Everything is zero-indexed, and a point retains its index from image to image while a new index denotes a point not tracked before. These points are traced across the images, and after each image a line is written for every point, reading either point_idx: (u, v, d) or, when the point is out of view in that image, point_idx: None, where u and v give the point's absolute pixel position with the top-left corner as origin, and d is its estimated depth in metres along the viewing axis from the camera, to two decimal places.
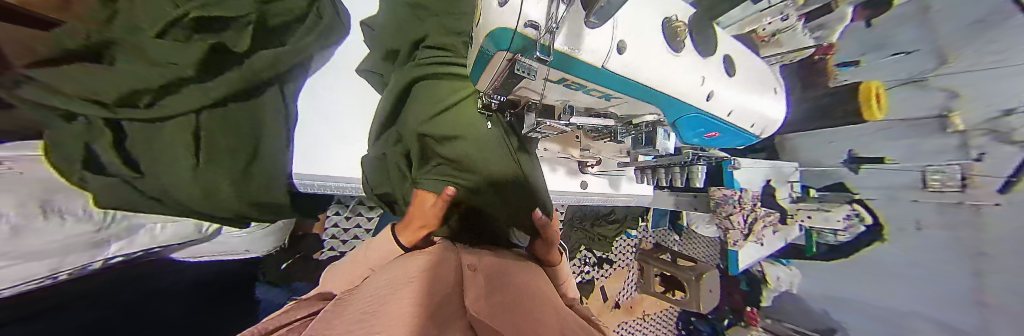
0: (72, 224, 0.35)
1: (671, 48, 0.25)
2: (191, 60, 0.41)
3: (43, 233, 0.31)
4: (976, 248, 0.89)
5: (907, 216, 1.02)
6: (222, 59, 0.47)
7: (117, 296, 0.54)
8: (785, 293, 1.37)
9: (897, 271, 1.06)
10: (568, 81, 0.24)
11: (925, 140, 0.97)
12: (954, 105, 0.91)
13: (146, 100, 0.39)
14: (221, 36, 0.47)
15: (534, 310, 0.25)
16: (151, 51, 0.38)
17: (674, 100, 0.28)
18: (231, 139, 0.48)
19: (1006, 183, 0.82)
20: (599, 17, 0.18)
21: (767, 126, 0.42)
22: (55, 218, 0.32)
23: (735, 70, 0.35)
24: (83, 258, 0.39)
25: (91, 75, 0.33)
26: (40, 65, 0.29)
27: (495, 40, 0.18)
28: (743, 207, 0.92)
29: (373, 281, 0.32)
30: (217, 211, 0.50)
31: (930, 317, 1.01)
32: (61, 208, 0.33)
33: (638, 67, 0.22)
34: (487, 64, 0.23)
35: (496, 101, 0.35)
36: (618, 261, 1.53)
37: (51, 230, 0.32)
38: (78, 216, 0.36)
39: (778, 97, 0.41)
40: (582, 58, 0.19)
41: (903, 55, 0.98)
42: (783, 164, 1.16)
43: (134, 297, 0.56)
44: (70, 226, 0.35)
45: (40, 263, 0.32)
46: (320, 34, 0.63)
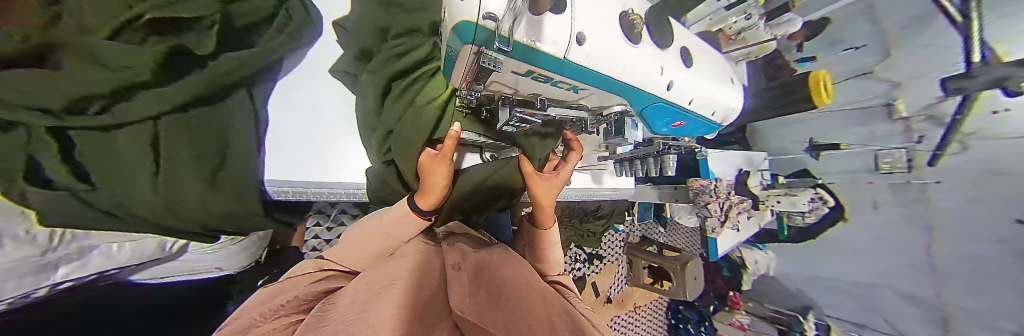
0: (12, 246, 0.34)
1: (629, 41, 0.27)
2: (149, 63, 0.38)
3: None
4: (923, 222, 0.99)
5: (865, 195, 1.13)
6: (182, 61, 0.44)
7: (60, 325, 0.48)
8: (765, 276, 1.49)
9: (853, 249, 1.19)
10: (535, 74, 0.25)
11: (878, 126, 1.06)
12: (896, 94, 1.00)
13: (98, 104, 0.36)
14: (181, 37, 0.43)
15: (524, 305, 0.25)
16: (102, 56, 0.33)
17: (637, 90, 0.30)
18: (190, 145, 0.45)
19: (934, 156, 0.95)
20: None
21: (727, 115, 0.45)
22: None
23: (694, 62, 0.38)
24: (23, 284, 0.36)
25: (48, 79, 0.30)
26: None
27: (459, 34, 0.18)
28: (719, 196, 0.97)
29: (358, 285, 0.31)
30: (181, 224, 0.48)
31: (889, 287, 1.11)
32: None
33: (598, 58, 0.24)
34: (456, 60, 0.24)
35: (472, 98, 0.35)
36: (607, 256, 1.56)
37: None
38: (16, 238, 0.35)
39: (734, 87, 0.44)
40: (543, 49, 0.20)
41: (853, 51, 1.06)
42: (753, 154, 1.25)
43: (85, 318, 0.52)
44: (10, 249, 0.34)
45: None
46: (293, 35, 0.60)
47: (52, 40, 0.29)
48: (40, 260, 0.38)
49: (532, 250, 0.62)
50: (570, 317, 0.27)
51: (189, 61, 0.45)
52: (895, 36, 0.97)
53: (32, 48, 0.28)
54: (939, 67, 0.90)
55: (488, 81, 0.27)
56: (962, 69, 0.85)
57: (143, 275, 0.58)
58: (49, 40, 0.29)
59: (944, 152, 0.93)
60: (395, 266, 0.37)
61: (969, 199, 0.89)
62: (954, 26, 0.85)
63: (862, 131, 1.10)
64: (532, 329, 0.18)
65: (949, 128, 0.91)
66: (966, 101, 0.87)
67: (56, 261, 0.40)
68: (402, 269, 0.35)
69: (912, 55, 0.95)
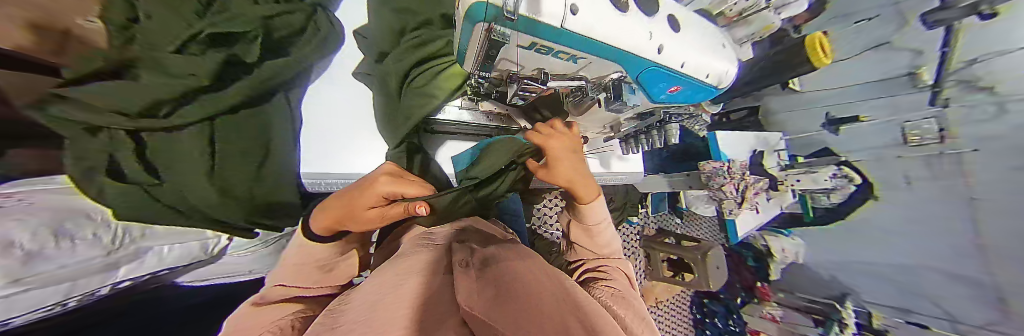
0: (81, 248, 0.38)
1: (617, 9, 0.29)
2: (207, 70, 0.44)
3: (58, 257, 0.34)
4: (962, 193, 0.95)
5: (895, 172, 1.09)
6: (232, 69, 0.50)
7: (109, 324, 0.53)
8: (792, 264, 1.41)
9: (890, 229, 1.12)
10: (538, 45, 0.28)
11: (903, 96, 1.03)
12: (920, 62, 0.98)
13: (163, 110, 0.42)
14: (232, 49, 0.50)
15: (523, 285, 0.26)
16: (170, 66, 0.40)
17: (632, 55, 0.33)
18: (241, 140, 0.51)
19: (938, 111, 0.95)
20: None
21: (724, 78, 0.46)
22: (67, 243, 0.35)
23: (682, 25, 0.40)
24: (99, 282, 0.42)
25: (114, 90, 0.35)
26: (70, 82, 0.31)
27: (473, 13, 0.22)
28: (733, 177, 0.96)
29: (373, 283, 0.35)
30: (231, 217, 0.54)
31: (937, 271, 1.04)
32: (70, 235, 0.36)
33: (593, 25, 0.26)
34: (468, 43, 0.27)
35: (482, 81, 0.38)
36: (623, 250, 1.54)
37: (60, 252, 0.35)
38: (87, 241, 0.39)
39: (726, 52, 0.46)
40: (543, 21, 0.23)
41: (867, 21, 1.06)
42: (767, 134, 1.22)
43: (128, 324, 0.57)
44: (80, 250, 0.38)
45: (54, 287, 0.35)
46: (319, 46, 0.66)
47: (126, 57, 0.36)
48: (107, 259, 0.42)
49: (577, 224, 0.54)
50: (577, 304, 0.26)
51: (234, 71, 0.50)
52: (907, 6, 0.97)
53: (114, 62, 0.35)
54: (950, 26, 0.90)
55: (496, 59, 0.30)
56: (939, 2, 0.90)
57: (187, 277, 0.64)
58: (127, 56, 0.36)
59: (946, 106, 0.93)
60: (407, 266, 0.38)
61: (1020, 165, 0.82)
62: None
63: (885, 102, 1.08)
64: (526, 313, 0.18)
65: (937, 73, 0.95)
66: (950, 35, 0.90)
67: (119, 261, 0.44)
68: (412, 270, 0.36)
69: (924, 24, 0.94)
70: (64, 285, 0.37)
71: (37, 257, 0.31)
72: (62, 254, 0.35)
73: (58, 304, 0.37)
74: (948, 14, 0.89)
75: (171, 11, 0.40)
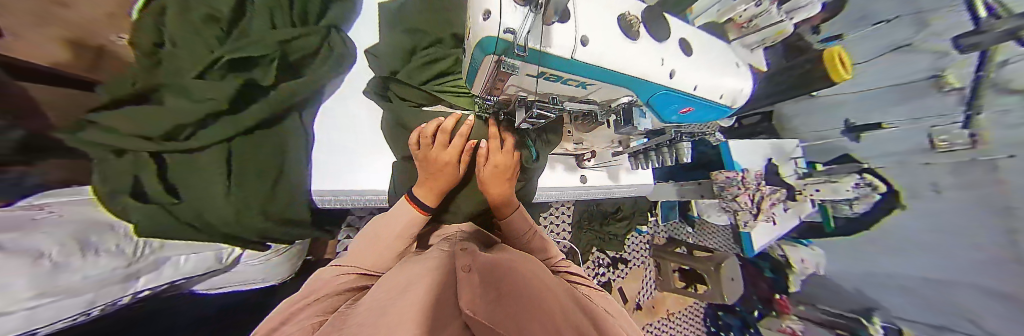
0: (102, 259, 0.38)
1: (628, 38, 0.29)
2: (226, 93, 0.46)
3: (92, 264, 0.36)
4: (1000, 204, 0.85)
5: (923, 179, 1.02)
6: (252, 91, 0.52)
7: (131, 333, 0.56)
8: (813, 276, 1.35)
9: (920, 239, 1.05)
10: (546, 74, 0.27)
11: (930, 101, 0.97)
12: (945, 65, 0.91)
13: (186, 131, 0.46)
14: (248, 73, 0.53)
15: (539, 300, 0.23)
16: (192, 89, 0.44)
17: (643, 81, 0.32)
18: (259, 160, 0.53)
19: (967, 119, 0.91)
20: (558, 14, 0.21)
21: (738, 97, 0.44)
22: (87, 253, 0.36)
23: (693, 50, 0.39)
24: (120, 291, 0.41)
25: (140, 117, 0.41)
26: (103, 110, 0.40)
27: (483, 47, 0.22)
28: (748, 188, 0.92)
29: (376, 293, 0.33)
30: (247, 235, 0.54)
31: (969, 284, 0.96)
32: (93, 247, 0.38)
33: (603, 55, 0.26)
34: (478, 70, 0.27)
35: (490, 102, 0.39)
36: (632, 260, 1.50)
37: (86, 265, 0.35)
38: (106, 253, 0.39)
39: (741, 71, 0.44)
40: (553, 52, 0.23)
41: (884, 24, 1.01)
42: (782, 141, 1.18)
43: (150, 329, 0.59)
44: (100, 261, 0.38)
45: (78, 297, 0.34)
46: (335, 64, 0.65)
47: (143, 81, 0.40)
48: (126, 270, 0.41)
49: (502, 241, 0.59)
50: (594, 324, 0.22)
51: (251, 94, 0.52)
52: (928, 7, 0.91)
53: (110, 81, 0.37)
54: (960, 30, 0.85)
55: (505, 85, 0.30)
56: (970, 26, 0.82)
57: (202, 286, 0.65)
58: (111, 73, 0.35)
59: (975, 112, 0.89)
60: (412, 273, 0.37)
61: None
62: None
63: (913, 107, 1.01)
64: (542, 322, 0.15)
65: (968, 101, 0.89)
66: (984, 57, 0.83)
67: (138, 271, 0.44)
68: (415, 276, 0.34)
69: (946, 23, 0.88)
70: (91, 295, 0.35)
71: (68, 268, 0.33)
72: (94, 262, 0.37)
73: (83, 313, 0.36)
74: (982, 39, 0.79)
75: (195, 37, 0.47)
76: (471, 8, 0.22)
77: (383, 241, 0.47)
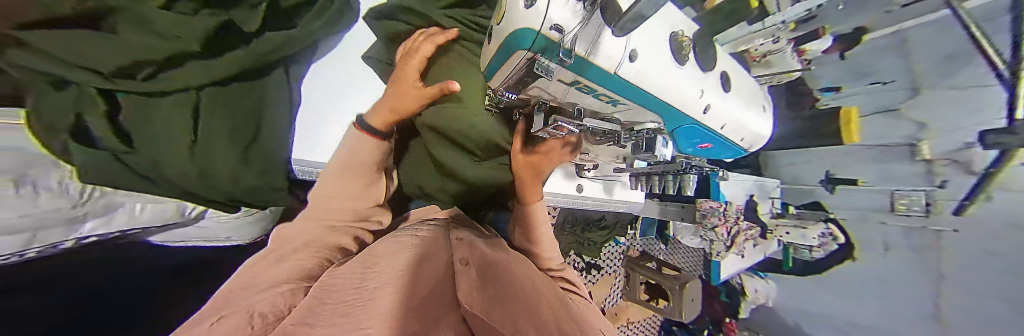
0: (43, 198, 0.34)
1: (676, 61, 0.29)
2: (200, 33, 0.40)
3: (19, 206, 0.31)
4: (936, 270, 0.96)
5: (878, 236, 1.09)
6: (225, 34, 0.44)
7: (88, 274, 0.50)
8: (763, 306, 1.45)
9: (857, 287, 1.15)
10: (581, 84, 0.26)
11: (898, 166, 1.03)
12: (923, 135, 0.98)
13: (144, 71, 0.36)
14: (229, 13, 0.46)
15: (530, 308, 0.23)
16: (156, 23, 0.34)
17: (676, 109, 0.32)
18: (225, 119, 0.47)
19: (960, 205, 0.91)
20: (627, 21, 0.20)
21: (755, 141, 0.48)
22: (27, 193, 0.31)
23: (731, 86, 0.40)
24: (62, 234, 0.39)
25: (95, 41, 0.30)
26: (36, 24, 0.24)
27: (517, 40, 0.20)
28: (727, 219, 0.96)
29: (366, 270, 0.32)
30: (210, 194, 0.49)
31: (894, 334, 1.07)
32: (34, 181, 0.32)
33: (645, 75, 0.25)
34: (503, 62, 0.25)
35: (507, 97, 0.37)
36: (605, 267, 1.54)
37: (21, 202, 0.31)
38: (48, 191, 0.35)
39: (765, 115, 0.46)
40: (598, 63, 0.22)
41: (879, 85, 1.03)
42: (766, 181, 1.22)
43: (108, 276, 0.52)
44: (41, 201, 0.33)
45: (11, 236, 0.32)
46: (331, 19, 0.62)
47: (114, 12, 0.30)
48: (68, 214, 0.38)
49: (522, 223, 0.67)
50: (577, 323, 0.25)
51: (233, 37, 0.46)
52: (924, 75, 0.95)
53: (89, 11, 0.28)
54: (962, 108, 0.90)
55: (530, 86, 0.28)
56: (1002, 124, 0.83)
57: (160, 237, 0.59)
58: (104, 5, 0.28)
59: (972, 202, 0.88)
60: (399, 257, 0.35)
61: (987, 251, 0.86)
62: (1001, 80, 0.82)
63: (879, 170, 1.07)
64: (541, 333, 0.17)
65: (969, 195, 0.89)
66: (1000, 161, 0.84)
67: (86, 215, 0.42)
68: (403, 261, 0.33)
69: (938, 96, 0.94)
70: (28, 234, 0.34)
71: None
72: (24, 205, 0.31)
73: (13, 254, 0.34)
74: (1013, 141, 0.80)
75: None
76: None
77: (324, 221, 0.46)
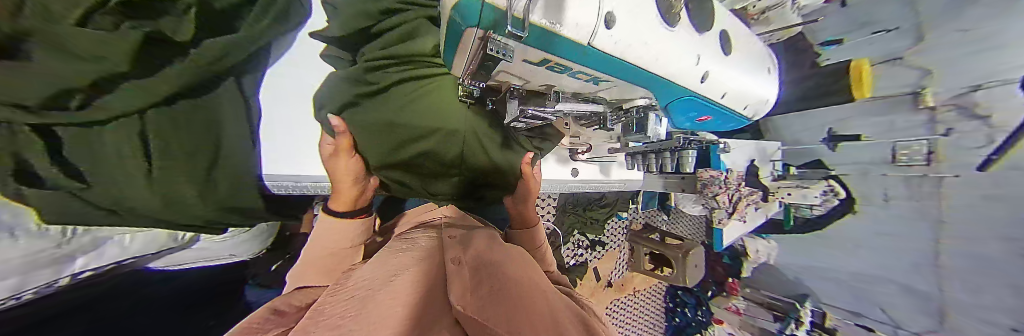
0: (26, 241, 0.34)
1: (664, 24, 0.26)
2: (126, 50, 0.33)
3: None
4: (934, 217, 0.96)
5: (876, 187, 1.08)
6: (155, 50, 0.38)
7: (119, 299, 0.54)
8: (765, 264, 1.44)
9: (858, 239, 1.15)
10: (550, 62, 0.25)
11: (901, 118, 0.99)
12: (925, 82, 0.93)
13: (74, 100, 0.32)
14: (156, 21, 0.37)
15: (525, 302, 0.20)
16: (70, 44, 0.28)
17: (665, 81, 0.30)
18: (191, 136, 0.46)
19: (986, 160, 0.84)
20: None
21: (760, 109, 0.44)
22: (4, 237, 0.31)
23: (732, 48, 0.36)
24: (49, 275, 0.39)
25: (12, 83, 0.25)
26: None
27: (466, 12, 0.18)
28: (728, 187, 0.94)
29: (358, 278, 0.29)
30: (188, 219, 0.50)
31: (894, 282, 1.08)
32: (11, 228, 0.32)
33: (627, 46, 0.23)
34: (460, 45, 0.24)
35: (477, 87, 0.36)
36: (609, 243, 1.57)
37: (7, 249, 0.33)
38: (31, 235, 0.35)
39: (771, 78, 0.42)
40: (564, 33, 0.20)
41: (883, 33, 0.98)
42: (766, 143, 1.18)
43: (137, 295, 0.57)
44: (24, 244, 0.34)
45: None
46: (279, 16, 0.57)
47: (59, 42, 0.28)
48: (57, 251, 0.38)
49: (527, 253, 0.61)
50: (576, 313, 0.24)
51: (168, 51, 0.40)
52: (930, 18, 0.91)
53: (9, 41, 0.23)
54: (966, 52, 0.86)
55: (495, 71, 0.27)
56: None
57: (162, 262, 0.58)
58: (19, 31, 0.23)
59: (999, 157, 0.81)
60: (386, 265, 0.32)
61: (984, 195, 0.86)
62: None
63: (882, 121, 1.03)
64: (534, 319, 0.16)
65: (996, 151, 0.82)
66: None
67: (68, 254, 0.41)
68: (394, 267, 0.30)
69: (945, 40, 0.89)
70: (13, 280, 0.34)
71: None
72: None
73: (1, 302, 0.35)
74: None
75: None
76: None
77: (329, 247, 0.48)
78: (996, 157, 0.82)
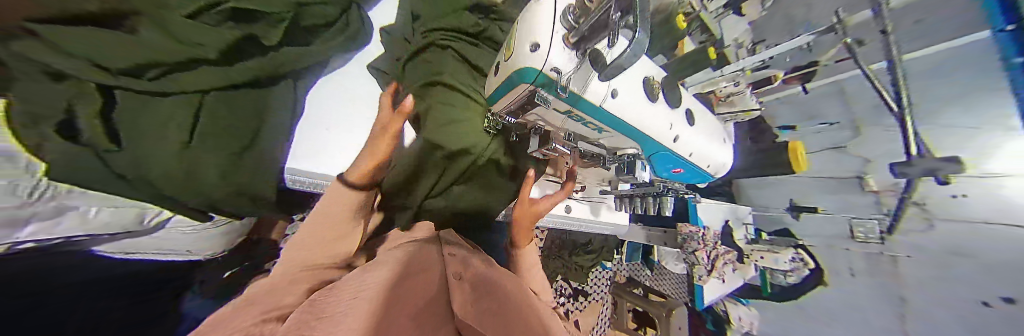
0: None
1: (650, 99, 0.35)
2: (221, 43, 0.44)
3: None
4: None
5: (842, 263, 1.14)
6: (248, 47, 0.49)
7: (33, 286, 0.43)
8: (747, 334, 1.41)
9: (832, 313, 1.16)
10: (573, 114, 0.32)
11: (851, 198, 1.12)
12: (865, 169, 1.07)
13: (156, 72, 0.39)
14: (254, 27, 0.49)
15: (522, 317, 0.23)
16: (180, 32, 0.39)
17: (651, 139, 0.38)
18: (239, 112, 0.49)
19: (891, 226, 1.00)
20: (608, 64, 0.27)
21: (720, 169, 0.54)
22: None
23: (696, 121, 0.47)
24: None
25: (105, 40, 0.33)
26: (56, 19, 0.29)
27: (522, 75, 0.27)
28: (707, 244, 0.98)
29: (359, 278, 0.30)
30: (184, 199, 0.42)
31: None
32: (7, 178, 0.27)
33: (624, 110, 0.32)
34: (508, 92, 0.31)
35: (508, 122, 0.43)
36: (592, 294, 1.51)
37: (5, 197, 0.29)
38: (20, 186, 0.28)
39: (727, 146, 0.53)
40: (587, 96, 0.28)
41: (828, 126, 1.16)
42: (738, 207, 1.30)
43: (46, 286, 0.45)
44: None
45: None
46: (343, 42, 0.66)
47: None
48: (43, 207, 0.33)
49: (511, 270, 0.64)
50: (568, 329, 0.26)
51: (252, 49, 0.50)
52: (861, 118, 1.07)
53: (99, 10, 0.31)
54: None
55: (529, 113, 0.34)
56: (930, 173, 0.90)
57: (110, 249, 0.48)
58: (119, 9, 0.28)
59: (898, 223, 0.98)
60: (385, 269, 0.32)
61: None
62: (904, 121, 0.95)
63: (835, 199, 1.15)
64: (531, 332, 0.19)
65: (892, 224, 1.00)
66: (910, 186, 0.95)
67: None
68: (397, 272, 0.31)
69: (876, 137, 1.04)
70: None
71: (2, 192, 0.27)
72: None
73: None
74: None
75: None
76: (520, 41, 0.27)
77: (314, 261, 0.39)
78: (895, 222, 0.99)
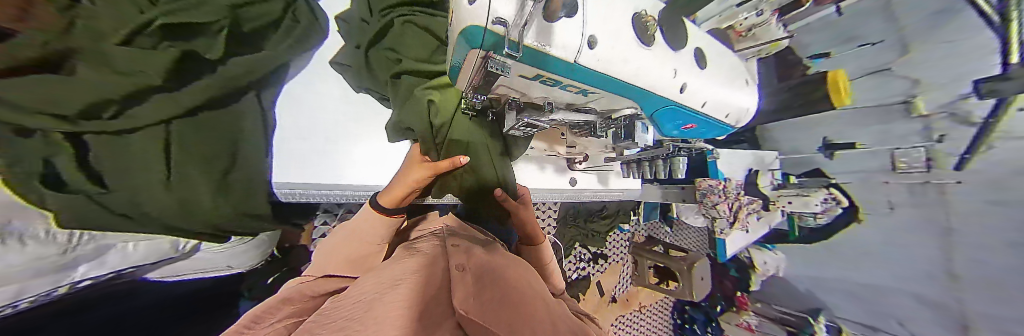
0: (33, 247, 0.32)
1: (641, 42, 0.29)
2: (162, 68, 0.39)
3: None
4: (942, 224, 0.95)
5: (879, 197, 1.09)
6: (193, 66, 0.45)
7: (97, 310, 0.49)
8: (773, 276, 1.41)
9: (872, 248, 1.12)
10: (543, 77, 0.27)
11: (892, 125, 1.03)
12: (916, 91, 0.96)
13: (110, 110, 0.36)
14: (192, 43, 0.45)
15: (524, 307, 0.20)
16: (114, 60, 0.35)
17: (649, 93, 0.32)
18: (214, 141, 0.46)
19: (962, 160, 0.90)
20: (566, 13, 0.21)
21: (742, 117, 0.47)
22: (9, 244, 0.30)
23: (707, 63, 0.40)
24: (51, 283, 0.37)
25: (57, 87, 0.30)
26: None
27: (469, 36, 0.21)
28: (727, 196, 0.94)
29: (363, 283, 0.29)
30: (199, 227, 0.47)
31: (904, 292, 1.07)
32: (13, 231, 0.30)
33: (609, 62, 0.26)
34: (465, 61, 0.26)
35: (478, 100, 0.39)
36: (612, 256, 1.53)
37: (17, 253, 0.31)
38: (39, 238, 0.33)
39: (750, 89, 0.46)
40: (553, 53, 0.22)
41: (868, 46, 1.01)
42: (763, 152, 1.20)
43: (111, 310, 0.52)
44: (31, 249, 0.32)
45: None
46: (297, 40, 0.60)
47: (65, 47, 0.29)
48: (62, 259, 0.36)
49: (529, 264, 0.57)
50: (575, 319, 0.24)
51: (200, 66, 0.46)
52: (911, 33, 0.93)
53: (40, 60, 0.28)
54: (950, 65, 0.89)
55: (496, 84, 0.30)
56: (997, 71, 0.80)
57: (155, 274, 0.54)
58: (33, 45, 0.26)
59: (974, 153, 0.88)
60: (389, 271, 0.31)
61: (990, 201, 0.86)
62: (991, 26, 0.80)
63: (876, 130, 1.06)
64: (535, 323, 0.16)
65: (968, 149, 0.89)
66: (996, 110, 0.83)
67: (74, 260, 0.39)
68: (399, 272, 0.30)
69: (930, 53, 0.91)
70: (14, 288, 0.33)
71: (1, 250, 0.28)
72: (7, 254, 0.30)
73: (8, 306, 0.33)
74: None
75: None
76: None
77: (355, 241, 0.40)
78: (968, 155, 0.89)
